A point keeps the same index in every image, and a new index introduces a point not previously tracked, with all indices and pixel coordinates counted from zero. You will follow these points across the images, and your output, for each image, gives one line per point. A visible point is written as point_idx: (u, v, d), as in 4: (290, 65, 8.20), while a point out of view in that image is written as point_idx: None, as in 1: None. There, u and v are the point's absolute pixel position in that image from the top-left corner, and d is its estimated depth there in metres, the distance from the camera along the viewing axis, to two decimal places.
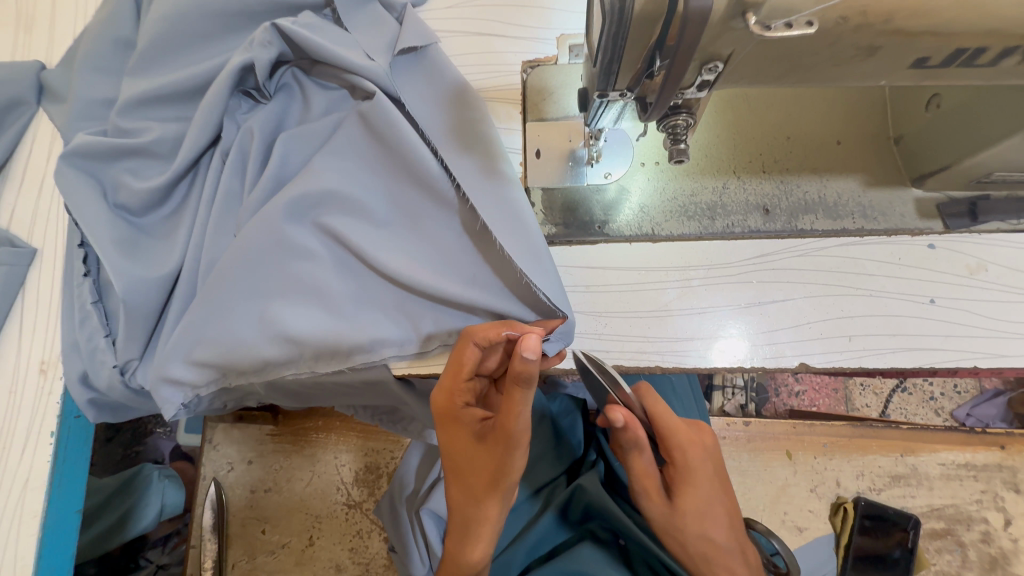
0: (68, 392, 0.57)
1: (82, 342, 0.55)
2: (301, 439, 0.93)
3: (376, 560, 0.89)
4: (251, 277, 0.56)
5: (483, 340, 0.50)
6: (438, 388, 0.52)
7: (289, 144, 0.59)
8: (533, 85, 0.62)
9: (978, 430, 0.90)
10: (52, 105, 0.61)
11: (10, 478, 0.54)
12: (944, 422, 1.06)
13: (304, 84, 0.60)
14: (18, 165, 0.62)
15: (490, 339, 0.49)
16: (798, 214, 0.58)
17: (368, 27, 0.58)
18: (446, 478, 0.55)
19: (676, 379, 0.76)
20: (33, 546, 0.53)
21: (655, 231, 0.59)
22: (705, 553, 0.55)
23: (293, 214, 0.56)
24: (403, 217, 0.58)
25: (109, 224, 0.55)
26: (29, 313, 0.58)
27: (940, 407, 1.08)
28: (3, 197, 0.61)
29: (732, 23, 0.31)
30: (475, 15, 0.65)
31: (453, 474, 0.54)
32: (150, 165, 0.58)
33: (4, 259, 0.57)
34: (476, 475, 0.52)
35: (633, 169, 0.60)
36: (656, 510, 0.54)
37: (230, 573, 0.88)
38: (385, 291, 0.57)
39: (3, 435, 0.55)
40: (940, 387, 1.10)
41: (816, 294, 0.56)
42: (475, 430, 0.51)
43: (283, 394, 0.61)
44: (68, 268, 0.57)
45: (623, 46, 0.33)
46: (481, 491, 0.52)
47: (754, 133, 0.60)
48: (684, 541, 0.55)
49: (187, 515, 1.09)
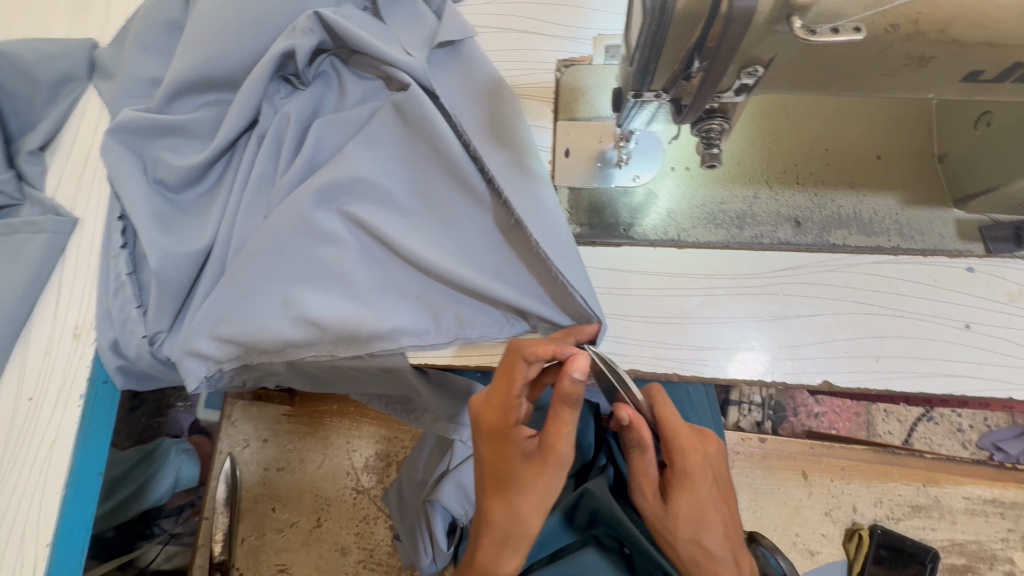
0: (99, 357, 0.59)
1: (115, 310, 0.57)
2: (315, 421, 0.95)
3: (380, 547, 0.90)
4: (279, 259, 0.57)
5: (533, 356, 0.47)
6: (488, 403, 0.50)
7: (323, 131, 0.60)
8: (566, 84, 0.62)
9: (1009, 466, 0.86)
10: (102, 81, 0.64)
11: (40, 436, 0.57)
12: (971, 456, 1.03)
13: (342, 73, 0.61)
14: (66, 137, 0.64)
15: (541, 356, 0.47)
16: (831, 229, 0.56)
17: (407, 21, 0.59)
18: (487, 492, 0.52)
19: (693, 389, 0.75)
20: (56, 505, 0.55)
21: (681, 237, 0.58)
22: (694, 557, 0.52)
23: (323, 199, 0.57)
24: (429, 208, 0.58)
25: (148, 199, 0.57)
26: (67, 279, 0.60)
27: (968, 439, 1.05)
28: (51, 167, 0.63)
29: (775, 27, 0.30)
30: (513, 13, 0.65)
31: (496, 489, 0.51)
32: (190, 144, 0.60)
33: (48, 226, 0.59)
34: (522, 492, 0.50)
35: (663, 173, 0.59)
36: (650, 509, 0.52)
37: (239, 547, 0.91)
38: (406, 281, 0.58)
39: (36, 394, 0.58)
40: (969, 419, 1.07)
41: (844, 311, 0.55)
42: (524, 448, 0.49)
43: (301, 375, 0.62)
44: (106, 238, 0.59)
45: (662, 46, 0.33)
46: (525, 509, 0.50)
47: (790, 143, 0.58)
48: (674, 542, 0.52)
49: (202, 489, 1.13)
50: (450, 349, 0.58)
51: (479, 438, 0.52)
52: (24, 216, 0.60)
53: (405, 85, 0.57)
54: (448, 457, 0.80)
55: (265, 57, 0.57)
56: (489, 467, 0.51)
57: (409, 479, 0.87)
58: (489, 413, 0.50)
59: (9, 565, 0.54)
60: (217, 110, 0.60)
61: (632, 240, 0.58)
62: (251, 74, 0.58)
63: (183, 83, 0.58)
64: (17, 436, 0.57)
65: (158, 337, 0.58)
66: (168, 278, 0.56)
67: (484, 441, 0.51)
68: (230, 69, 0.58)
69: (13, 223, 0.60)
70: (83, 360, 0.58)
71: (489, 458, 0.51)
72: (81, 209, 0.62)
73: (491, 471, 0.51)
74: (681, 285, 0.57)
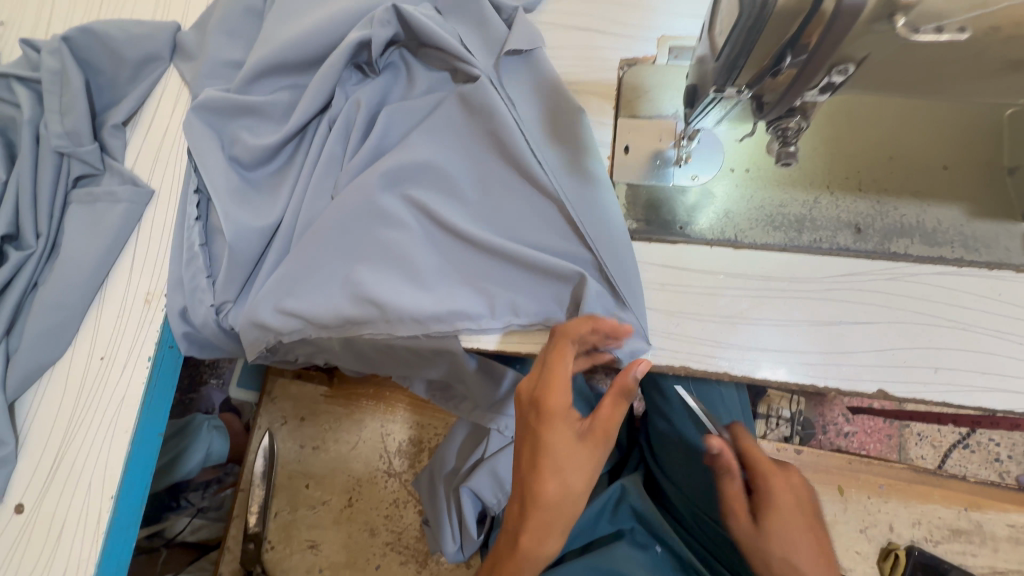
0: (167, 323, 0.61)
1: (187, 278, 0.60)
2: (352, 403, 0.97)
3: (408, 531, 0.91)
4: (343, 238, 0.59)
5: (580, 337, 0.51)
6: (542, 386, 0.51)
7: (391, 117, 0.62)
8: (629, 83, 0.63)
9: None
10: (183, 62, 0.67)
11: (110, 394, 0.59)
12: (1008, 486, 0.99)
13: (411, 65, 0.63)
14: (146, 112, 0.68)
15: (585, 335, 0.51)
16: (892, 237, 0.56)
17: (477, 16, 0.61)
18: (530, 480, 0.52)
19: (724, 390, 0.73)
20: (121, 461, 0.58)
21: (738, 237, 0.58)
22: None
23: (388, 184, 0.59)
24: (489, 197, 0.59)
25: (223, 175, 0.60)
26: (141, 247, 0.63)
27: (1006, 470, 1.01)
28: (131, 141, 0.67)
29: (875, 24, 0.31)
30: (579, 11, 0.66)
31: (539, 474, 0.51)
32: (264, 125, 0.62)
33: (127, 196, 0.63)
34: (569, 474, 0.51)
35: (721, 174, 0.60)
36: (741, 531, 0.54)
37: (273, 520, 0.93)
38: (464, 266, 0.59)
39: (108, 353, 0.61)
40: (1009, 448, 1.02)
41: (903, 320, 0.54)
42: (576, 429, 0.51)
43: (355, 353, 0.64)
44: (181, 210, 0.62)
45: (756, 41, 0.34)
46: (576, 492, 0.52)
47: (854, 150, 0.58)
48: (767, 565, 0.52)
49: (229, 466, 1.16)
50: (494, 337, 0.59)
51: (529, 422, 0.52)
52: (106, 186, 0.64)
53: (473, 79, 0.59)
54: (483, 446, 0.81)
55: (342, 46, 0.60)
56: (538, 452, 0.52)
57: (441, 465, 0.88)
58: (546, 397, 0.51)
59: (76, 514, 0.57)
60: (291, 94, 0.63)
61: (686, 239, 0.59)
62: (327, 60, 0.60)
63: (263, 67, 0.61)
64: (88, 394, 0.60)
65: (224, 308, 0.60)
66: (239, 252, 0.59)
67: (537, 426, 0.52)
68: (308, 56, 0.61)
69: (95, 191, 0.63)
70: (152, 324, 0.61)
71: (541, 443, 0.51)
72: (157, 182, 0.65)
73: (543, 456, 0.51)
74: (735, 286, 0.57)
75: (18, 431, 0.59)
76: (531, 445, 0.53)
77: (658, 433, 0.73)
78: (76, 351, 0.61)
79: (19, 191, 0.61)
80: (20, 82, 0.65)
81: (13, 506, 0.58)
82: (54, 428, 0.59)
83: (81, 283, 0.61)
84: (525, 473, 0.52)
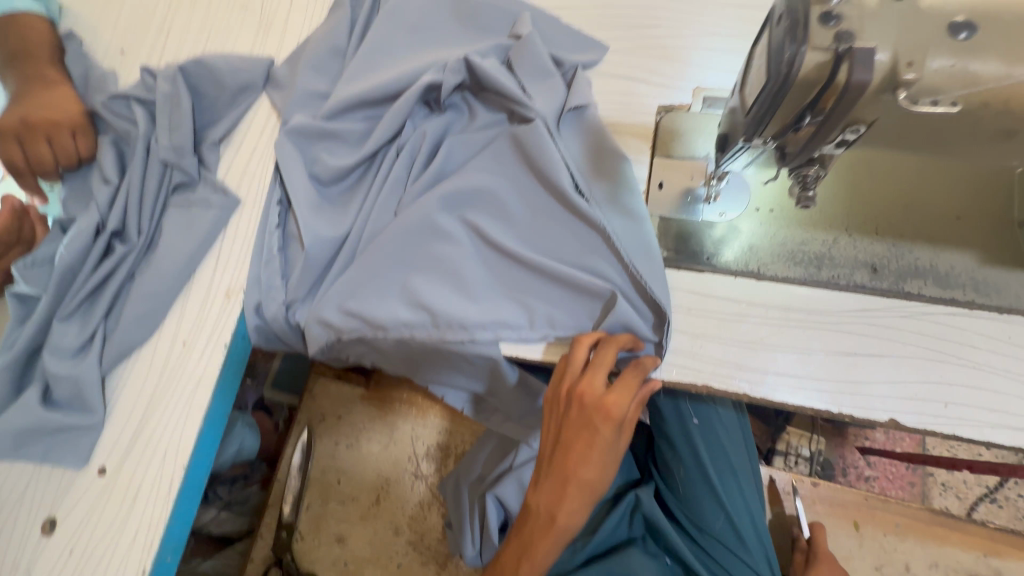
0: (242, 316, 0.69)
1: (264, 277, 0.68)
2: (385, 406, 1.04)
3: (431, 533, 0.95)
4: (402, 251, 0.67)
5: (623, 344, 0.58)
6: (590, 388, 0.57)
7: (453, 148, 0.70)
8: (666, 126, 0.70)
9: None
10: (274, 91, 0.77)
11: (189, 374, 0.67)
12: None
13: (472, 103, 0.72)
14: (238, 132, 0.78)
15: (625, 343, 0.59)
16: (906, 278, 0.61)
17: (533, 63, 0.69)
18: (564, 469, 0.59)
19: (724, 412, 0.79)
20: (193, 435, 0.65)
21: (761, 270, 0.63)
22: None
23: (446, 205, 0.67)
24: (535, 222, 0.66)
25: (304, 190, 0.69)
26: (225, 248, 0.72)
27: None
28: (224, 156, 0.77)
29: (883, 95, 0.37)
30: (623, 61, 0.74)
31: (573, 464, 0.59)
32: (342, 150, 0.71)
33: (219, 203, 0.72)
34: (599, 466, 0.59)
35: (747, 213, 0.65)
36: None
37: (304, 512, 0.99)
38: (509, 282, 0.66)
39: (190, 338, 0.69)
40: None
41: (916, 355, 0.58)
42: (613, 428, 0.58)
43: (403, 354, 0.71)
44: (263, 218, 0.71)
45: (779, 103, 0.40)
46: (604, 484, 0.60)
47: (872, 196, 0.63)
48: None
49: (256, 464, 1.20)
50: (540, 348, 0.65)
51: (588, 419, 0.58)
52: (200, 193, 0.73)
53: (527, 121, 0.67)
54: (511, 457, 0.86)
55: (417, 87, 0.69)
56: (588, 444, 0.58)
57: (467, 471, 0.93)
58: (609, 401, 0.57)
59: (151, 479, 0.64)
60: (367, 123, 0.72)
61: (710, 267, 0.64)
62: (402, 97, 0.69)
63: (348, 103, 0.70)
64: (170, 373, 0.67)
65: (294, 306, 0.68)
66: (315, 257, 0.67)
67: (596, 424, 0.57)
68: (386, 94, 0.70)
69: (191, 198, 0.73)
70: (230, 315, 0.69)
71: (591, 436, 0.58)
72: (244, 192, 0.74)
73: (591, 449, 0.58)
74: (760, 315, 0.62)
75: (106, 402, 0.67)
76: (582, 438, 0.59)
77: (664, 453, 0.80)
78: (161, 335, 0.69)
79: (131, 194, 0.71)
80: (138, 102, 0.75)
81: (95, 468, 0.65)
82: (137, 401, 0.67)
83: (173, 276, 0.69)
84: (571, 465, 0.59)
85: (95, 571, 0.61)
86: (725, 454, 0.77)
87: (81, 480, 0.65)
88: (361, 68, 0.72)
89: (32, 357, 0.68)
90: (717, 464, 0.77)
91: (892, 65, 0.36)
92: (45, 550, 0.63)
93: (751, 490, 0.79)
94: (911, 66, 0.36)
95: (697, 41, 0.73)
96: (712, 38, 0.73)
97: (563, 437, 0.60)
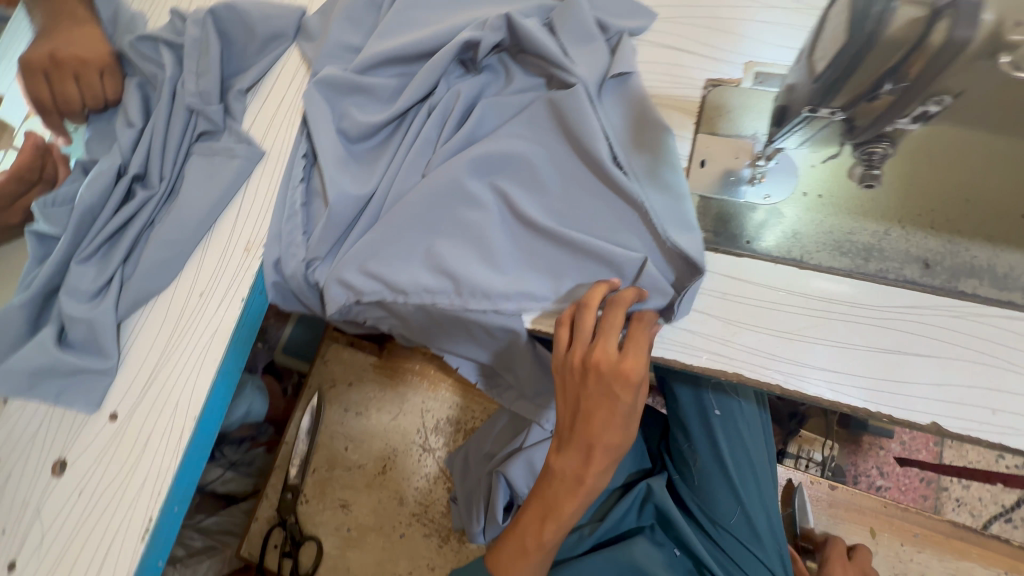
0: (262, 270, 0.68)
1: (286, 233, 0.66)
2: (397, 376, 1.02)
3: (435, 505, 0.95)
4: (429, 214, 0.64)
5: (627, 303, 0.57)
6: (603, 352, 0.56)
7: (486, 110, 0.67)
8: (712, 101, 0.66)
9: None
10: (305, 42, 0.75)
11: (205, 325, 0.66)
12: None
13: (510, 67, 0.69)
14: (266, 82, 0.75)
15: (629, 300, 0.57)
16: (960, 276, 0.57)
17: (578, 28, 0.66)
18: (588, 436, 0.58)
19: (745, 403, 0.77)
20: (206, 387, 0.64)
21: (804, 258, 0.60)
22: None
23: (476, 169, 0.64)
24: (566, 192, 0.63)
25: (331, 145, 0.66)
26: (247, 200, 0.70)
27: None
28: (251, 107, 0.74)
29: (979, 61, 0.34)
30: (671, 30, 0.70)
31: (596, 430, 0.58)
32: (373, 106, 0.69)
33: (243, 154, 0.70)
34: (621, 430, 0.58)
35: (793, 197, 0.62)
36: None
37: (310, 475, 0.98)
38: (537, 255, 0.63)
39: (208, 288, 0.67)
40: None
41: (964, 358, 0.55)
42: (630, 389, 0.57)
43: (421, 321, 0.69)
44: (288, 172, 0.69)
45: (859, 67, 0.37)
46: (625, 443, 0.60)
47: (932, 187, 0.59)
48: None
49: (264, 427, 1.19)
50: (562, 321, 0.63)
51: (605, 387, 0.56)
52: (223, 143, 0.71)
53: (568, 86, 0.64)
54: (522, 436, 0.84)
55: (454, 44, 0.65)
56: (610, 411, 0.57)
57: (476, 447, 0.92)
58: (626, 366, 0.55)
59: (162, 427, 0.63)
60: (399, 80, 0.69)
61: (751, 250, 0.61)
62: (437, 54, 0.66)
63: (381, 57, 0.68)
64: (185, 324, 0.66)
65: (314, 265, 0.67)
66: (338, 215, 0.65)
67: (615, 393, 0.56)
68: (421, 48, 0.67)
69: (215, 147, 0.71)
70: (248, 268, 0.68)
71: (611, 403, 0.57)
72: (269, 145, 0.72)
73: (614, 415, 0.57)
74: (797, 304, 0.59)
75: (121, 348, 0.66)
76: (603, 405, 0.57)
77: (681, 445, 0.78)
78: (178, 285, 0.68)
79: (154, 139, 0.69)
80: (165, 45, 0.73)
81: (107, 414, 0.64)
82: (151, 350, 0.66)
83: (193, 225, 0.68)
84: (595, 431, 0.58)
85: (105, 511, 0.61)
86: (742, 448, 0.75)
87: (93, 425, 0.64)
88: (397, 22, 0.70)
89: (48, 298, 0.67)
90: (735, 459, 0.75)
91: (999, 25, 0.32)
92: (56, 490, 0.63)
93: (769, 490, 0.77)
94: (1020, 27, 0.32)
95: (752, 13, 0.69)
96: (769, 11, 0.69)
97: (584, 407, 0.58)
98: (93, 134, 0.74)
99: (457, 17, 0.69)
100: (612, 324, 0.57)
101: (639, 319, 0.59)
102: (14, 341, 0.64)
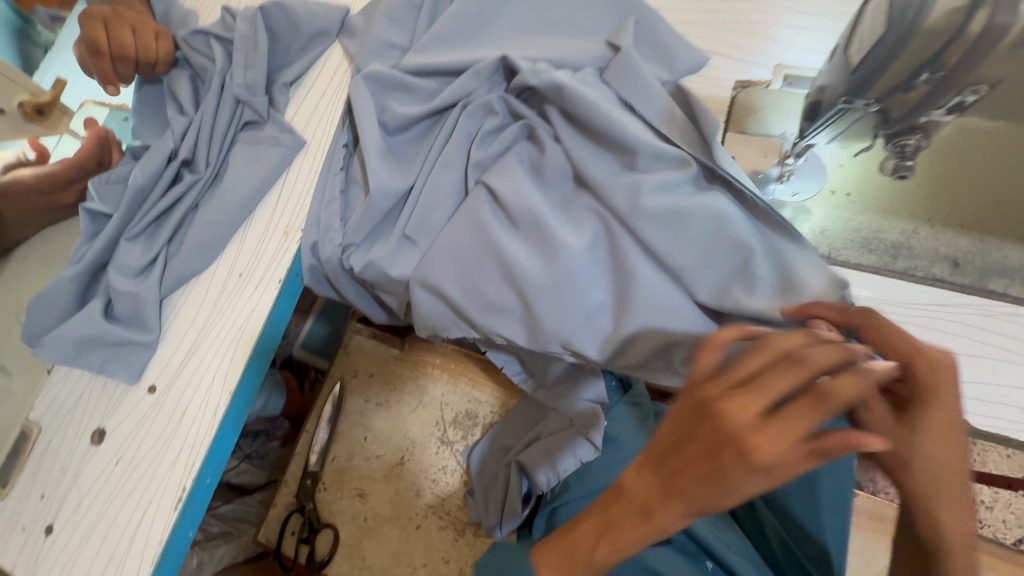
0: (299, 254, 0.70)
1: (324, 218, 0.69)
2: (417, 370, 1.04)
3: (452, 499, 0.95)
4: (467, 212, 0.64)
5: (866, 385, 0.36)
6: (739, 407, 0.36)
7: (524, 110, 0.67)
8: (741, 102, 0.67)
9: None
10: (348, 39, 0.78)
11: (243, 304, 0.68)
12: None
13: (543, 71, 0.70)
14: (309, 77, 0.79)
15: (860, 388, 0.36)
16: (990, 276, 0.57)
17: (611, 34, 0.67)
18: (664, 490, 0.40)
19: None
20: (242, 363, 0.66)
21: (832, 255, 0.61)
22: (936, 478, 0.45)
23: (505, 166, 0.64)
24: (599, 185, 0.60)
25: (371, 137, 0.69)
26: (287, 187, 0.73)
27: None
28: (294, 99, 0.78)
29: (1019, 49, 0.35)
30: (701, 34, 0.72)
31: (680, 490, 0.39)
32: (412, 100, 0.71)
33: (286, 143, 0.73)
34: (711, 505, 0.38)
35: (821, 195, 0.62)
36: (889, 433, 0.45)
37: (329, 464, 1.00)
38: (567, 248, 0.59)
39: (247, 269, 0.70)
40: None
41: (991, 356, 0.56)
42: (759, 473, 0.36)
43: None
44: (328, 161, 0.72)
45: (897, 56, 0.38)
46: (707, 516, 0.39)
47: (962, 188, 0.59)
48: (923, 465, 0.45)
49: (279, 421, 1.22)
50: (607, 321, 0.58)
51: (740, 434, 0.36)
52: (267, 132, 0.74)
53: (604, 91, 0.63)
54: (541, 428, 0.84)
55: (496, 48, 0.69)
56: (719, 482, 0.37)
57: (493, 440, 0.93)
58: (758, 440, 0.35)
59: (198, 401, 0.65)
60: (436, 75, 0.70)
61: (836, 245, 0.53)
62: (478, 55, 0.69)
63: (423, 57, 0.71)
64: (224, 303, 0.69)
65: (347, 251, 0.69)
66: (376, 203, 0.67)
67: (742, 440, 0.35)
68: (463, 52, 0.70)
69: (259, 135, 0.74)
70: (287, 248, 0.70)
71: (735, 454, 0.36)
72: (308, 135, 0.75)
73: (713, 481, 0.37)
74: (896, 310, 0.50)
75: (162, 324, 0.69)
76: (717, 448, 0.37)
77: None
78: (219, 265, 0.71)
79: (203, 126, 0.73)
80: (217, 40, 0.77)
81: (146, 387, 0.67)
82: (190, 326, 0.68)
83: (236, 208, 0.70)
84: (679, 486, 0.39)
85: (140, 480, 0.63)
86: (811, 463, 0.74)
87: (133, 397, 0.66)
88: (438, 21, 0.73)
89: (97, 273, 0.70)
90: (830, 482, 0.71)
91: None
92: (94, 457, 0.65)
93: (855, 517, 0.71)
94: None
95: (781, 19, 0.71)
96: (798, 18, 0.71)
97: (680, 453, 0.39)
98: (145, 122, 0.78)
99: (495, 17, 0.72)
100: (773, 369, 0.37)
101: (854, 371, 0.36)
102: (64, 312, 0.67)
